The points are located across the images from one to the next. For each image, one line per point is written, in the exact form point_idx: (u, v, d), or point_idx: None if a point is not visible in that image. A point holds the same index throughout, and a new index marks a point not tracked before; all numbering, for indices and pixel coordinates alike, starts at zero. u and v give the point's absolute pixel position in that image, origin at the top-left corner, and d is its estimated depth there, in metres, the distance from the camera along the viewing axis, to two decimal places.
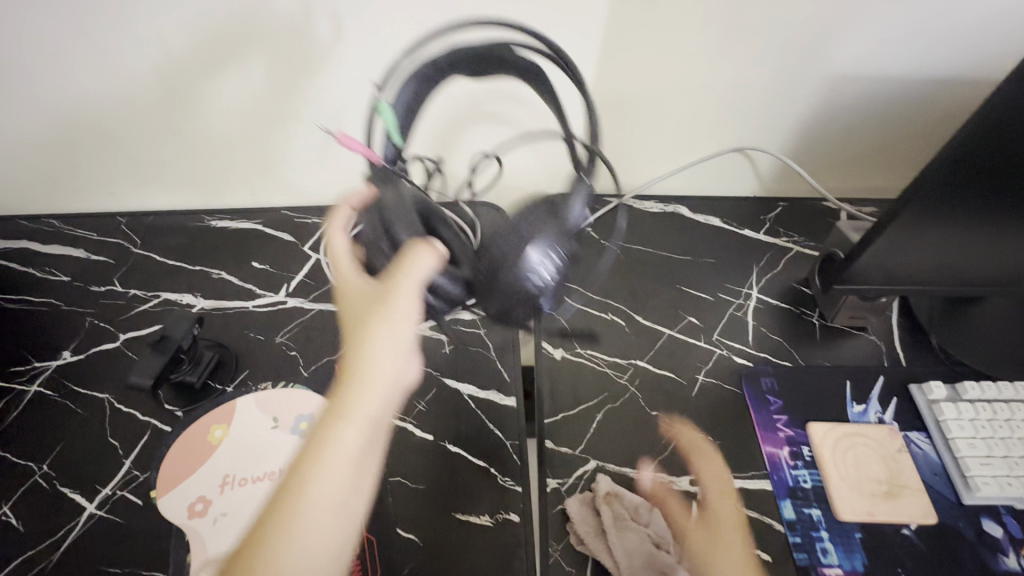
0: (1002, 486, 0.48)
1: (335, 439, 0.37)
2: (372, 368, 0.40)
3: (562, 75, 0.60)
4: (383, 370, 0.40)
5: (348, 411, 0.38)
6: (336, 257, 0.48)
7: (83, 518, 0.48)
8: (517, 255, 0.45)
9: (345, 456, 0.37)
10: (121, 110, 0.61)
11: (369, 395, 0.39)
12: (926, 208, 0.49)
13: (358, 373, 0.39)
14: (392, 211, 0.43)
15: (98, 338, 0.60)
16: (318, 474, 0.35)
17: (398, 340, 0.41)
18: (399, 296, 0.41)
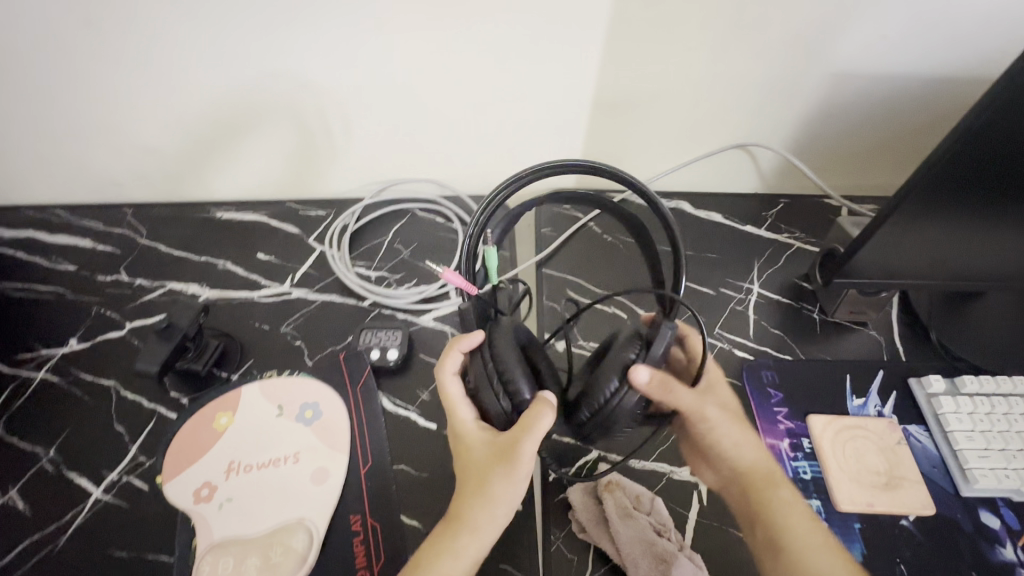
0: (1000, 478, 0.49)
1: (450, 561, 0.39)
2: (491, 492, 0.40)
3: (567, 70, 0.60)
4: (504, 492, 0.40)
5: (466, 527, 0.40)
6: (451, 405, 0.43)
7: (90, 502, 0.48)
8: (617, 386, 0.41)
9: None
10: (129, 103, 0.61)
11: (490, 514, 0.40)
12: (925, 203, 0.49)
13: (478, 493, 0.40)
14: (503, 354, 0.41)
15: (104, 326, 0.60)
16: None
17: (517, 480, 0.40)
18: (522, 453, 0.39)
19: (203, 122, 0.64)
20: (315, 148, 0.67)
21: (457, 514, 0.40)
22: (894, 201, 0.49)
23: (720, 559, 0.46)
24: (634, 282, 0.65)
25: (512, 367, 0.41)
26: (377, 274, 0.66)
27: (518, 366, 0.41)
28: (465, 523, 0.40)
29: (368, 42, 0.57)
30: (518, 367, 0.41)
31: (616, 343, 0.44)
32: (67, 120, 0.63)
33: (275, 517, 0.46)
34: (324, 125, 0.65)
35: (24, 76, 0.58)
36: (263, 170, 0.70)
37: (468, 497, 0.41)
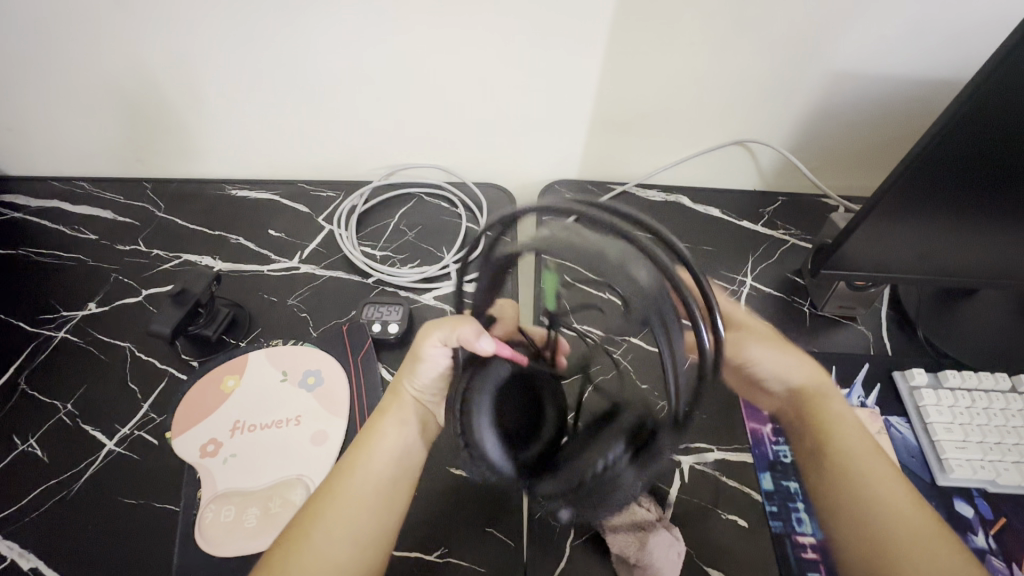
0: (975, 469, 0.50)
1: (376, 444, 0.46)
2: (402, 394, 0.49)
3: (572, 63, 0.63)
4: (413, 395, 0.49)
5: (385, 424, 0.47)
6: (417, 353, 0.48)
7: (103, 453, 0.51)
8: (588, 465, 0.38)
9: (387, 454, 0.46)
10: (154, 83, 0.64)
11: (404, 409, 0.48)
12: (907, 196, 0.52)
13: (393, 394, 0.49)
14: (475, 401, 0.41)
15: (122, 292, 0.63)
16: (368, 470, 0.44)
17: (419, 382, 0.48)
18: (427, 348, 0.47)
19: (223, 103, 0.67)
20: (327, 131, 0.70)
21: (376, 417, 0.48)
22: (886, 182, 0.51)
23: (699, 533, 0.47)
24: None
25: (480, 430, 0.41)
26: (382, 253, 0.69)
27: (487, 414, 0.41)
28: (385, 421, 0.47)
29: (382, 28, 0.60)
30: (486, 426, 0.41)
31: (612, 429, 0.40)
32: (94, 95, 0.66)
33: (275, 473, 0.49)
34: (338, 109, 0.67)
35: (57, 51, 0.62)
36: (276, 148, 0.72)
37: (386, 403, 0.49)
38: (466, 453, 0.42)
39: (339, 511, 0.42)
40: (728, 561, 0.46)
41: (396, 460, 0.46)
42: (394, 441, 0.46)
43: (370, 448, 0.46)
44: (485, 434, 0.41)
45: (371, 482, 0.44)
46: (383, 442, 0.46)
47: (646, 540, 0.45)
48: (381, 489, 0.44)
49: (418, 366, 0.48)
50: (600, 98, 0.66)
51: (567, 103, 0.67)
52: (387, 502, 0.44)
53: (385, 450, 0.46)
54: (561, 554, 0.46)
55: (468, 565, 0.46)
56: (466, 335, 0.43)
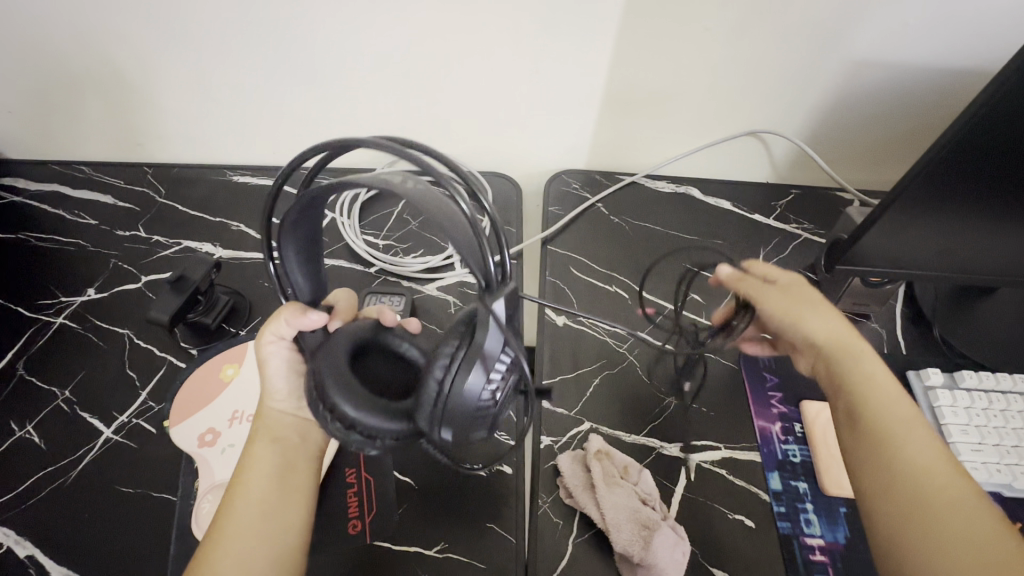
0: (990, 472, 0.49)
1: (253, 473, 0.41)
2: (266, 412, 0.44)
3: (581, 49, 0.61)
4: (278, 410, 0.44)
5: (254, 450, 0.43)
6: (263, 368, 0.44)
7: (101, 441, 0.50)
8: (450, 378, 0.34)
9: (268, 482, 0.41)
10: (154, 66, 0.63)
11: (276, 426, 0.44)
12: (926, 190, 0.50)
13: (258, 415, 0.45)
14: (323, 379, 0.37)
15: (121, 278, 0.63)
16: (243, 504, 0.40)
17: (277, 395, 0.44)
18: (267, 351, 0.44)
19: (223, 87, 0.65)
20: (330, 117, 0.69)
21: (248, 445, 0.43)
22: (908, 174, 0.49)
23: (705, 532, 0.46)
24: (639, 265, 0.66)
25: (336, 398, 0.36)
26: (385, 242, 0.68)
27: (336, 386, 0.37)
28: (255, 447, 0.43)
29: (386, 12, 0.58)
30: (341, 389, 0.37)
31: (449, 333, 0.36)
32: (92, 78, 0.64)
33: None
34: (341, 94, 0.66)
35: (54, 32, 0.60)
36: (279, 134, 0.71)
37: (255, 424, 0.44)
38: (337, 427, 0.36)
39: (219, 562, 0.37)
40: (735, 563, 0.45)
41: (282, 484, 0.41)
42: (272, 467, 0.42)
43: (248, 478, 0.41)
44: (343, 403, 0.36)
45: (255, 516, 0.39)
46: (262, 468, 0.42)
47: (651, 539, 0.43)
48: (269, 520, 0.40)
49: (265, 372, 0.44)
50: (610, 85, 0.64)
51: (576, 90, 0.65)
52: (276, 531, 0.39)
53: (260, 474, 0.41)
54: (563, 552, 0.45)
55: (469, 560, 0.45)
56: (291, 317, 0.40)
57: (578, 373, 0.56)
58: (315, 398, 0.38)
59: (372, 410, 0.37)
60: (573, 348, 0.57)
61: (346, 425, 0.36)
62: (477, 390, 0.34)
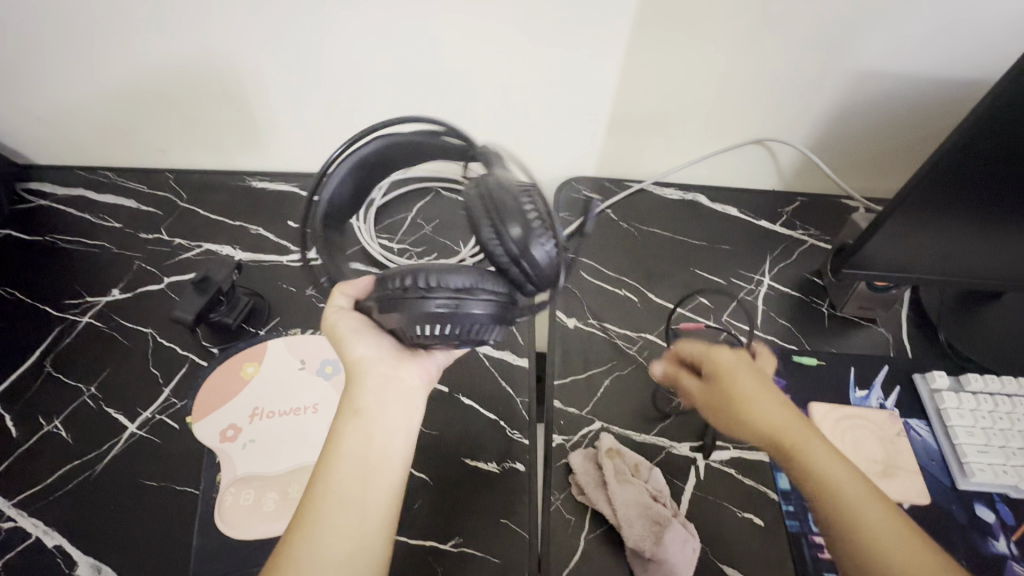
0: (997, 473, 0.49)
1: (344, 448, 0.41)
2: (359, 372, 0.44)
3: (592, 60, 0.63)
4: (370, 368, 0.44)
5: (342, 427, 0.42)
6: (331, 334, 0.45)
7: (126, 435, 0.52)
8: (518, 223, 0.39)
9: (360, 457, 0.41)
10: (180, 74, 0.65)
11: (370, 395, 0.44)
12: (929, 196, 0.51)
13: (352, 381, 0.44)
14: (405, 276, 0.39)
15: (144, 279, 0.65)
16: (333, 489, 0.40)
17: (375, 356, 0.45)
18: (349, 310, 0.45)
19: (247, 97, 0.68)
20: (347, 124, 0.71)
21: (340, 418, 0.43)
22: (911, 181, 0.50)
23: (715, 531, 0.47)
24: (648, 269, 0.67)
25: (433, 274, 0.39)
26: (400, 246, 0.69)
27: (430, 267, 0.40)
28: (343, 425, 0.42)
29: (404, 25, 0.60)
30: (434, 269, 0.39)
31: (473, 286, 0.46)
32: (119, 85, 0.67)
33: (293, 458, 0.49)
34: (359, 102, 0.68)
35: (85, 41, 0.63)
36: (297, 141, 0.73)
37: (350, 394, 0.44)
38: (444, 297, 0.38)
39: (308, 555, 0.38)
40: (744, 560, 0.46)
41: (368, 463, 0.41)
42: (358, 447, 0.41)
43: (340, 454, 0.41)
44: (449, 274, 0.39)
45: (348, 495, 0.40)
46: (356, 445, 0.41)
47: (661, 535, 0.44)
48: (361, 499, 0.40)
49: (349, 339, 0.44)
50: (620, 93, 0.66)
51: (586, 99, 0.67)
52: (366, 513, 0.40)
53: (348, 454, 0.41)
54: (575, 548, 0.46)
55: (482, 554, 0.46)
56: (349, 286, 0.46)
57: (589, 373, 0.57)
58: (415, 288, 0.39)
59: (466, 274, 0.39)
60: (583, 349, 0.59)
61: (445, 289, 0.38)
62: (531, 232, 0.39)
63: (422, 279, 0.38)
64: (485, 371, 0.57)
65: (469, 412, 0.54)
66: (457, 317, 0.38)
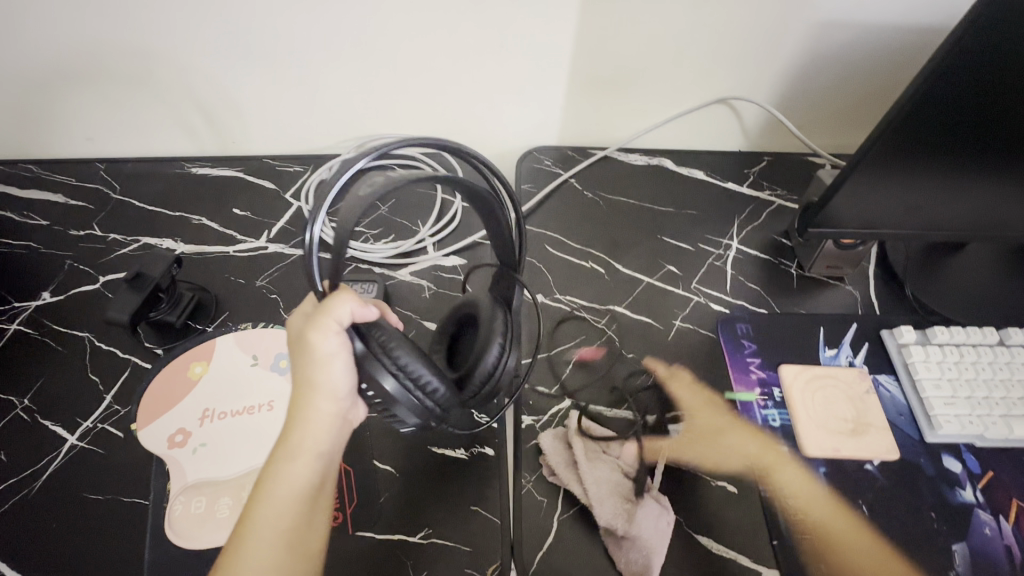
0: (963, 424, 0.49)
1: (275, 487, 0.37)
2: (313, 408, 0.38)
3: (543, 19, 0.59)
4: (327, 408, 0.38)
5: (281, 459, 0.38)
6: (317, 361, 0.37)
7: (65, 448, 0.49)
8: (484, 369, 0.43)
9: (293, 496, 0.37)
10: (92, 51, 0.59)
11: (315, 435, 0.38)
12: (890, 150, 0.50)
13: (296, 417, 0.38)
14: (392, 337, 0.38)
15: (78, 280, 0.60)
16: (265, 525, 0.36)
17: (338, 394, 0.38)
18: (322, 342, 0.36)
19: (176, 73, 0.62)
20: (285, 98, 0.65)
21: (272, 453, 0.38)
22: (873, 133, 0.49)
23: (689, 502, 0.46)
24: (614, 238, 0.65)
25: (413, 360, 0.37)
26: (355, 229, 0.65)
27: (410, 349, 0.38)
28: (281, 459, 0.38)
29: None
30: (415, 360, 0.38)
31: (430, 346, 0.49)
32: (25, 63, 0.60)
33: (249, 460, 0.46)
34: (297, 76, 0.63)
35: None
36: (236, 122, 0.68)
37: (287, 427, 0.38)
38: (409, 387, 0.37)
39: None
40: (719, 529, 0.45)
41: (308, 500, 0.38)
42: (303, 483, 0.37)
43: (268, 493, 0.37)
44: (421, 365, 0.38)
45: (274, 538, 0.36)
46: (290, 483, 0.37)
47: (633, 512, 0.44)
48: (292, 540, 0.37)
49: (324, 367, 0.37)
50: (576, 55, 0.63)
51: (541, 64, 0.63)
52: (299, 553, 0.37)
53: (286, 489, 0.37)
54: (548, 530, 0.45)
55: (453, 544, 0.44)
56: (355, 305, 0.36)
57: (558, 350, 0.55)
58: (382, 358, 0.37)
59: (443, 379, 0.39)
60: (552, 326, 0.57)
61: (407, 373, 0.37)
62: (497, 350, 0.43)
63: (396, 357, 0.37)
64: None
65: None
66: (381, 393, 0.37)
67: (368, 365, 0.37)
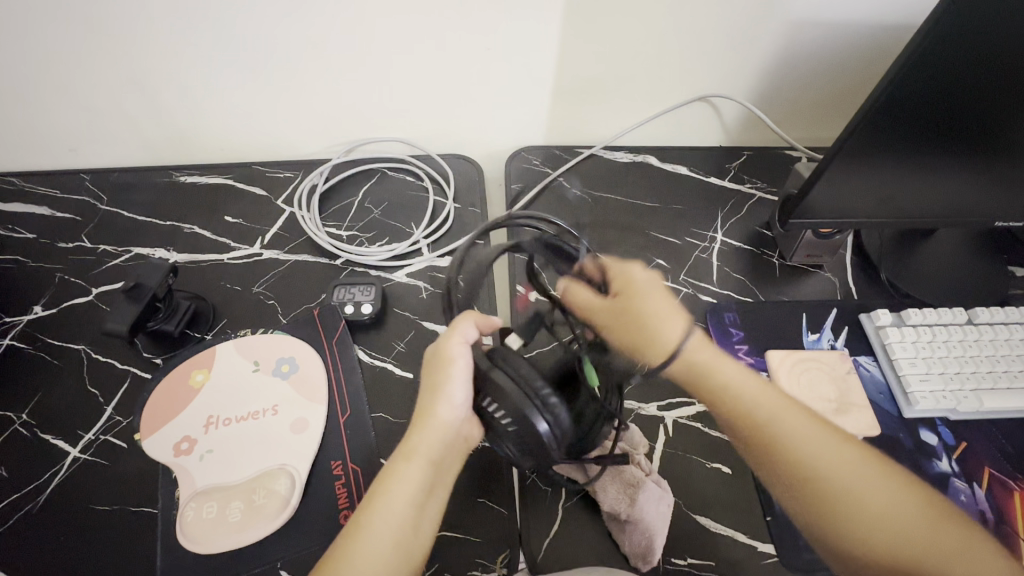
0: (938, 400, 0.52)
1: (392, 488, 0.40)
2: (433, 415, 0.42)
3: (529, 23, 0.61)
4: (447, 417, 0.42)
5: (402, 460, 0.41)
6: (444, 372, 0.41)
7: (68, 461, 0.48)
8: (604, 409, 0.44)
9: (407, 499, 0.40)
10: (79, 61, 0.59)
11: (431, 442, 0.41)
12: (866, 142, 0.53)
13: (419, 423, 0.42)
14: (527, 369, 0.40)
15: (69, 292, 0.59)
16: (381, 519, 0.39)
17: (455, 404, 0.42)
18: (452, 350, 0.41)
19: (166, 82, 0.62)
20: (275, 104, 0.66)
21: (393, 455, 0.42)
22: (851, 124, 0.51)
23: (687, 484, 0.49)
24: (604, 235, 0.67)
25: (536, 376, 0.40)
26: (349, 234, 0.66)
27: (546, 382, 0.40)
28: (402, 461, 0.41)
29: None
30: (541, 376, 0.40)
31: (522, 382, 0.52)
32: (9, 75, 0.60)
33: (257, 464, 0.47)
34: (286, 82, 0.64)
35: None
36: (225, 130, 0.68)
37: (410, 432, 0.42)
38: (550, 422, 0.39)
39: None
40: (715, 508, 0.48)
41: (418, 501, 0.40)
42: (418, 483, 0.41)
43: (385, 491, 0.40)
44: (557, 399, 0.39)
45: (386, 538, 0.39)
46: (403, 481, 0.40)
47: (636, 496, 0.45)
48: (400, 538, 0.39)
49: (447, 375, 0.41)
50: (561, 58, 0.64)
51: (527, 66, 0.65)
52: (404, 552, 0.39)
53: (402, 490, 0.40)
54: (554, 517, 0.46)
55: (463, 535, 0.46)
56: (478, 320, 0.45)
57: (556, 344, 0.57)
58: (526, 395, 0.39)
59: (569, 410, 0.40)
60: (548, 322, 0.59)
61: (545, 406, 0.39)
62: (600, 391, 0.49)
63: (538, 391, 0.39)
64: None
65: None
66: (518, 418, 0.38)
67: (514, 400, 0.38)
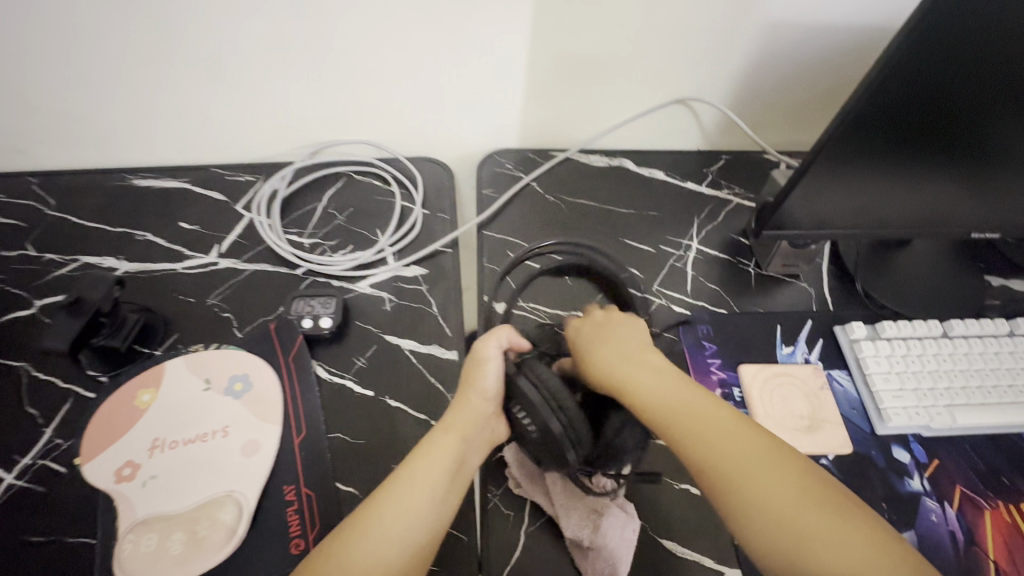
0: (911, 416, 0.51)
1: (423, 458, 0.42)
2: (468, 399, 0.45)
3: (497, 22, 0.58)
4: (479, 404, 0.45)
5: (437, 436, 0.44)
6: (480, 369, 0.45)
7: (3, 488, 0.46)
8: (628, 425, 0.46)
9: (437, 471, 0.42)
10: (19, 58, 0.56)
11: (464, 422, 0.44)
12: (843, 149, 0.51)
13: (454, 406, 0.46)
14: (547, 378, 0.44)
15: (10, 305, 0.56)
16: (409, 489, 0.41)
17: (486, 393, 0.45)
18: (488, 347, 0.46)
19: (113, 80, 0.59)
20: (232, 104, 0.63)
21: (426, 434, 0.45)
22: (829, 131, 0.49)
23: (654, 507, 0.47)
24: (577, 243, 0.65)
25: (558, 386, 0.44)
26: (311, 241, 0.63)
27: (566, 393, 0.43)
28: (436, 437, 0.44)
29: None
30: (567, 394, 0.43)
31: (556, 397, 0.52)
32: None
33: (203, 492, 0.45)
34: (243, 81, 0.61)
35: None
36: (180, 132, 0.65)
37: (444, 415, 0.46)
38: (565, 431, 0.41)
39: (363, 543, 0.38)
40: (682, 532, 0.46)
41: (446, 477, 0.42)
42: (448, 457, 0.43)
43: (417, 462, 0.42)
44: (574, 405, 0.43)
45: (412, 507, 0.40)
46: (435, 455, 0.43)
47: (599, 521, 0.44)
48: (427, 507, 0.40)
49: (482, 368, 0.45)
50: (532, 58, 0.62)
51: (497, 66, 0.62)
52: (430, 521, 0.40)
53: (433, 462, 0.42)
54: (515, 543, 0.45)
55: None
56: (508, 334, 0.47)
57: None
58: (545, 402, 0.42)
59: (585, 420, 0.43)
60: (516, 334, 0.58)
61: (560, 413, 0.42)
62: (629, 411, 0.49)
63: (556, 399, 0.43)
64: (414, 370, 0.54)
65: (398, 416, 0.51)
66: (541, 426, 0.42)
67: (535, 406, 0.42)
